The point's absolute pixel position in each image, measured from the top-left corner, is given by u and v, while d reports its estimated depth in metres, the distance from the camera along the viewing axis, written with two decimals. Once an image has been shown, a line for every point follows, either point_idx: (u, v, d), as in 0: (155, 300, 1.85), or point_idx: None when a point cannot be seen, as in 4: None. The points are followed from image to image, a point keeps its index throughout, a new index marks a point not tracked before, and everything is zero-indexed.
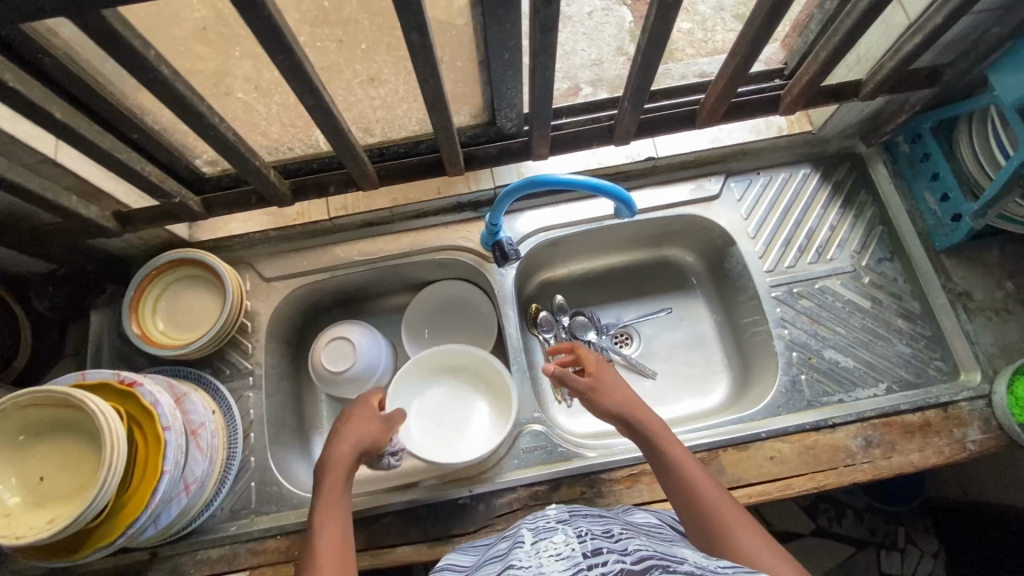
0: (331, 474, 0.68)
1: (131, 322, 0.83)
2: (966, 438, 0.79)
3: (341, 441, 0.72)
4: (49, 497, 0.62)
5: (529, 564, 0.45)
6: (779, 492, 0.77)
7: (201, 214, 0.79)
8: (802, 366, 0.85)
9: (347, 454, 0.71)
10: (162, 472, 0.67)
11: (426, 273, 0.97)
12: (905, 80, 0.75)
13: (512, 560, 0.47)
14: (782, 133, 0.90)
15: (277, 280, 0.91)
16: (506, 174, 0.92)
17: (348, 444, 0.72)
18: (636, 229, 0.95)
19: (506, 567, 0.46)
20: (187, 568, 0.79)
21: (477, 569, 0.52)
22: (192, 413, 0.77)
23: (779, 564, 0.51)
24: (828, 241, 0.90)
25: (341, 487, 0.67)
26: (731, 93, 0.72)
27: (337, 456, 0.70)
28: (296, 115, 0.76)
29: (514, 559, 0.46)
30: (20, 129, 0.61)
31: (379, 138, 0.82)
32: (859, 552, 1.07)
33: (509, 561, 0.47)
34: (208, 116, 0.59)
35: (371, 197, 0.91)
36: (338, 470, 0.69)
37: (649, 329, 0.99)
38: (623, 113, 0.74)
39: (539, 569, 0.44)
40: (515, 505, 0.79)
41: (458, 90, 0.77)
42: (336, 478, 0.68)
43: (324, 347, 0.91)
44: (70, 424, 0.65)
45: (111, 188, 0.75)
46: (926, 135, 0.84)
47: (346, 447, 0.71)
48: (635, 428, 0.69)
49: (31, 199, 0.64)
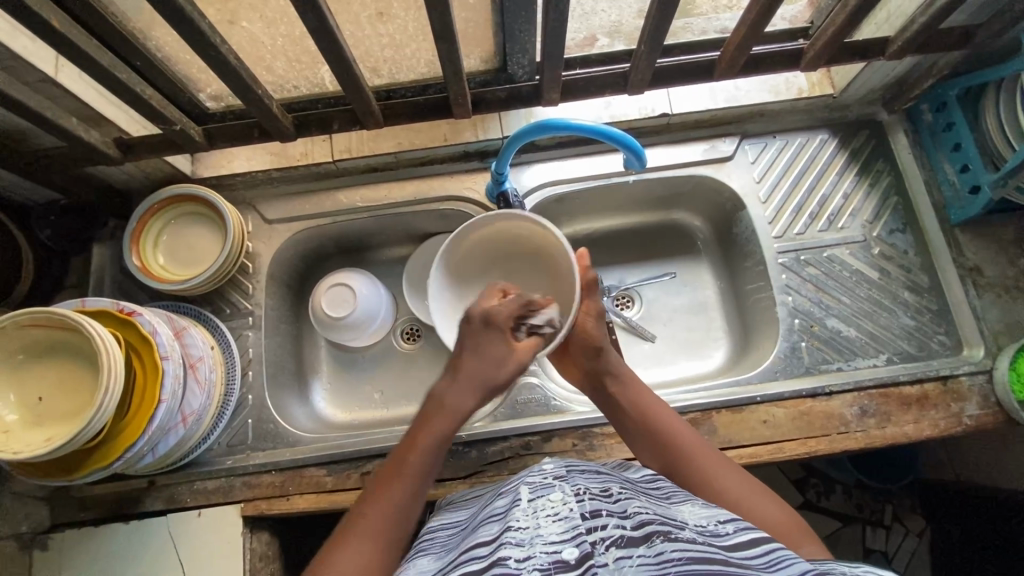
0: (429, 428, 0.60)
1: (132, 254, 0.82)
2: (963, 412, 0.79)
3: (461, 387, 0.61)
4: (46, 417, 0.63)
5: (527, 525, 0.46)
6: (769, 454, 0.78)
7: (203, 147, 0.77)
8: (803, 333, 0.84)
9: (465, 407, 0.61)
10: (159, 401, 0.68)
11: (429, 224, 0.96)
12: (934, 39, 0.72)
13: (511, 521, 0.47)
14: (802, 94, 0.87)
15: (279, 223, 0.90)
16: (515, 121, 0.89)
17: (469, 397, 0.61)
18: (645, 188, 0.93)
19: (505, 529, 0.46)
20: (183, 497, 0.81)
21: (472, 529, 0.52)
22: (190, 347, 0.77)
23: (792, 527, 0.55)
24: (840, 209, 0.88)
25: (431, 449, 0.59)
26: (751, 43, 0.69)
27: (454, 406, 0.61)
28: (302, 50, 0.73)
29: (512, 520, 0.47)
30: (19, 43, 0.59)
31: (386, 80, 0.79)
32: (845, 526, 1.08)
33: (507, 522, 0.47)
34: (207, 35, 0.57)
35: (375, 140, 0.89)
36: (446, 422, 0.60)
37: (651, 293, 0.98)
38: (638, 57, 0.71)
39: (536, 531, 0.45)
40: (507, 454, 0.80)
41: (469, 31, 0.74)
42: (434, 433, 0.60)
43: (324, 293, 0.91)
44: (68, 346, 0.65)
45: (112, 114, 0.73)
46: (951, 103, 0.80)
47: (456, 396, 0.61)
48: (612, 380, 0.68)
49: (33, 118, 0.63)
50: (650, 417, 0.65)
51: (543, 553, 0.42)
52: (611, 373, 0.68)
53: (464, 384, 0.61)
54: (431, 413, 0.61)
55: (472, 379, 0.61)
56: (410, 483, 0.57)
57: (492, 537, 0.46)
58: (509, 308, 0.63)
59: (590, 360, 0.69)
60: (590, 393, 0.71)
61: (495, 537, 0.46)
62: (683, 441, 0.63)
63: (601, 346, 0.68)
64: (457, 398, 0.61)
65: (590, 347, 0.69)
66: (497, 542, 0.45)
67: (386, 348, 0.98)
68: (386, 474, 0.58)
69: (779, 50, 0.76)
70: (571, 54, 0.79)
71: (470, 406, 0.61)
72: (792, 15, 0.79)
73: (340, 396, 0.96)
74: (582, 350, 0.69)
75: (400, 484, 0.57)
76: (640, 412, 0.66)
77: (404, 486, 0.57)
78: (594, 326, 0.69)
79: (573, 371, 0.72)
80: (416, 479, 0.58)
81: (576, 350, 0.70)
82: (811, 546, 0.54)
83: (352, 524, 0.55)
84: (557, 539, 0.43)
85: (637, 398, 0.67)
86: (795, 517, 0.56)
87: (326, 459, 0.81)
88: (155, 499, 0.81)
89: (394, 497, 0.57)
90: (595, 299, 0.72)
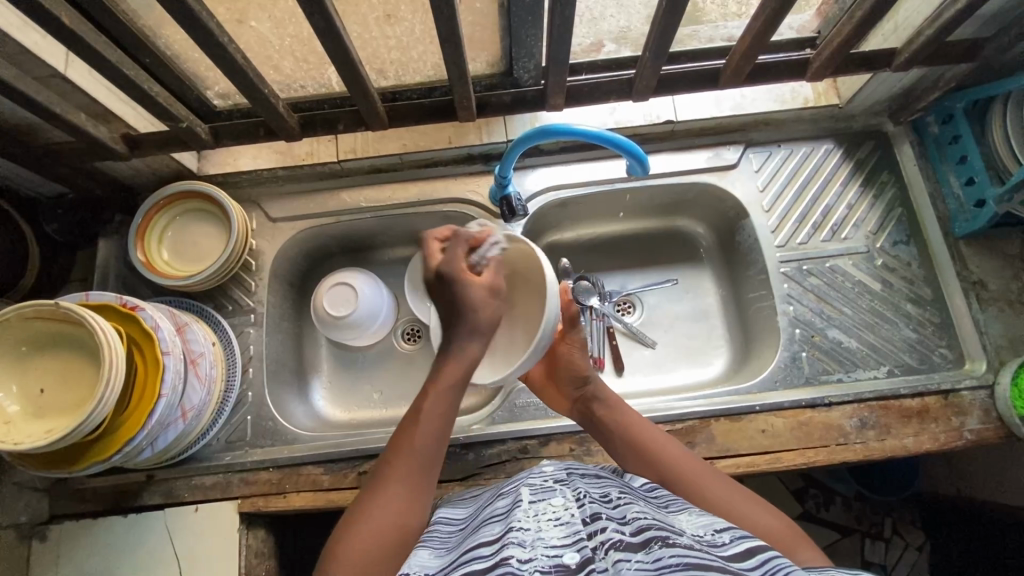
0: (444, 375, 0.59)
1: (137, 248, 0.83)
2: (964, 427, 0.78)
3: (469, 335, 0.59)
4: (49, 408, 0.64)
5: (529, 527, 0.46)
6: (767, 464, 0.78)
7: (210, 144, 0.78)
8: (804, 343, 0.84)
9: (475, 351, 0.59)
10: (160, 395, 0.68)
11: (432, 225, 0.96)
12: (941, 51, 0.71)
13: (513, 522, 0.48)
14: (808, 104, 0.88)
15: (283, 221, 0.91)
16: (519, 125, 0.90)
17: (474, 344, 0.59)
18: (649, 194, 0.93)
19: (508, 529, 0.47)
20: (181, 492, 0.81)
21: (473, 529, 0.52)
22: (193, 342, 0.77)
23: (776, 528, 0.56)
24: (843, 220, 0.88)
25: (446, 394, 0.59)
26: (759, 49, 0.69)
27: (463, 354, 0.59)
28: (309, 50, 0.73)
29: (514, 521, 0.47)
30: (30, 38, 0.60)
31: (393, 82, 0.80)
32: (843, 538, 1.07)
33: (510, 523, 0.48)
34: (217, 35, 0.58)
35: (381, 141, 0.89)
36: (456, 370, 0.59)
37: (653, 299, 0.98)
38: (644, 65, 0.71)
39: (538, 534, 0.45)
40: (504, 457, 0.80)
41: (476, 35, 0.74)
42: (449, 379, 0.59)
43: (325, 292, 0.91)
44: (70, 339, 0.66)
45: (120, 110, 0.74)
46: (958, 115, 0.80)
47: (471, 346, 0.59)
48: (601, 402, 0.71)
49: (42, 114, 0.64)
50: (634, 436, 0.66)
51: (545, 557, 0.42)
52: (598, 400, 0.71)
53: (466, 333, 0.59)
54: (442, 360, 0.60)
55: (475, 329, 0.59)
56: (425, 438, 0.57)
57: (495, 537, 0.46)
58: (457, 258, 0.60)
59: (576, 389, 0.72)
60: (579, 420, 0.73)
61: (498, 537, 0.46)
62: (666, 454, 0.64)
63: (588, 375, 0.71)
64: (463, 343, 0.59)
65: (577, 377, 0.71)
66: (500, 542, 0.45)
67: (386, 348, 0.98)
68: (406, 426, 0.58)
69: (785, 61, 0.76)
70: (575, 59, 0.79)
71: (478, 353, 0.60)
72: (799, 24, 0.79)
73: (340, 395, 0.96)
74: (570, 380, 0.71)
75: (417, 438, 0.57)
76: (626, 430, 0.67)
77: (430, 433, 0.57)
78: (580, 356, 0.71)
79: (560, 399, 0.74)
80: (432, 431, 0.58)
81: (563, 376, 0.72)
82: (807, 549, 0.55)
83: (381, 478, 0.56)
84: (558, 544, 0.44)
85: (623, 420, 0.68)
86: (790, 524, 0.57)
87: (322, 458, 0.81)
88: (154, 494, 0.81)
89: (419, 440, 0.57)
90: (579, 330, 0.73)
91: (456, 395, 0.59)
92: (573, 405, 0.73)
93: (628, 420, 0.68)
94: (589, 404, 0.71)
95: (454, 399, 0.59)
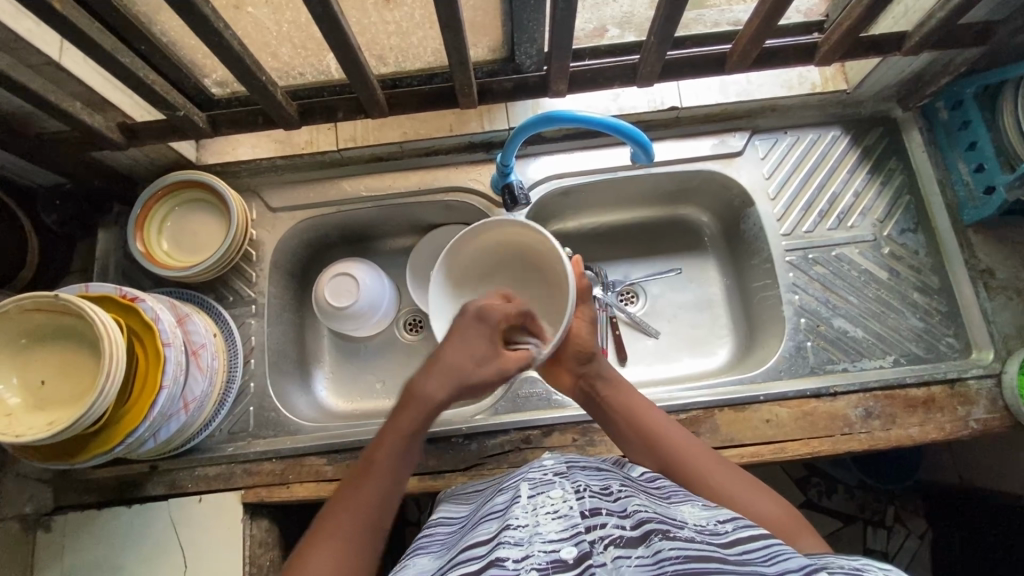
0: (396, 424, 0.60)
1: (136, 239, 0.83)
2: (970, 416, 0.78)
3: (433, 376, 0.61)
4: (49, 400, 0.64)
5: (526, 524, 0.45)
6: (771, 454, 0.77)
7: (208, 133, 0.77)
8: (809, 333, 0.83)
9: (434, 395, 0.61)
10: (160, 387, 0.68)
11: (434, 215, 0.95)
12: (954, 35, 0.70)
13: (510, 519, 0.47)
14: (815, 90, 0.86)
15: (283, 211, 0.90)
16: (522, 112, 0.88)
17: (439, 385, 0.61)
18: (653, 182, 0.92)
19: (503, 528, 0.46)
20: (184, 483, 0.81)
21: (471, 527, 0.52)
22: (193, 333, 0.77)
23: (778, 512, 0.56)
24: (850, 207, 0.87)
25: (404, 446, 0.59)
26: (765, 34, 0.67)
27: (423, 394, 0.61)
28: (307, 36, 0.72)
29: (511, 519, 0.47)
30: (22, 25, 0.59)
31: (393, 68, 0.79)
32: (845, 526, 1.07)
33: (506, 520, 0.47)
34: (212, 20, 0.57)
35: (381, 129, 0.88)
36: (411, 416, 0.60)
37: (656, 288, 0.97)
38: (648, 49, 0.69)
39: (535, 530, 0.45)
40: (507, 447, 0.80)
41: (477, 19, 0.72)
42: (404, 427, 0.60)
43: (327, 283, 0.90)
44: (69, 330, 0.65)
45: (116, 99, 0.73)
46: (968, 101, 0.78)
47: (435, 386, 0.61)
48: (607, 381, 0.70)
49: (37, 103, 0.63)
50: (638, 418, 0.66)
51: (542, 553, 0.41)
52: (602, 378, 0.70)
53: (440, 374, 0.61)
54: (401, 406, 0.61)
55: (446, 368, 0.61)
56: (375, 491, 0.57)
57: (490, 536, 0.46)
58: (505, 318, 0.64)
59: (581, 365, 0.71)
60: (580, 400, 0.72)
61: (493, 537, 0.46)
62: (671, 437, 0.64)
63: (592, 351, 0.70)
64: (425, 384, 0.61)
65: (582, 353, 0.70)
66: (495, 542, 0.45)
67: (388, 339, 0.98)
68: (358, 476, 0.58)
69: (792, 45, 0.74)
70: (579, 45, 0.78)
71: (442, 396, 0.61)
72: (808, 7, 0.77)
73: (342, 385, 0.96)
74: (574, 356, 0.70)
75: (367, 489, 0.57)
76: (630, 413, 0.67)
77: (377, 485, 0.57)
78: (587, 333, 0.71)
79: (562, 376, 0.73)
80: (386, 481, 0.58)
81: (567, 354, 0.71)
82: (808, 538, 0.55)
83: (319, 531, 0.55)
84: (556, 538, 0.43)
85: (626, 400, 0.68)
86: (792, 511, 0.57)
87: (326, 449, 0.81)
88: (157, 484, 0.81)
89: (368, 492, 0.57)
90: (590, 307, 0.74)
91: (409, 448, 0.60)
92: (576, 383, 0.72)
93: (629, 403, 0.68)
94: (591, 384, 0.70)
95: (407, 451, 0.60)
